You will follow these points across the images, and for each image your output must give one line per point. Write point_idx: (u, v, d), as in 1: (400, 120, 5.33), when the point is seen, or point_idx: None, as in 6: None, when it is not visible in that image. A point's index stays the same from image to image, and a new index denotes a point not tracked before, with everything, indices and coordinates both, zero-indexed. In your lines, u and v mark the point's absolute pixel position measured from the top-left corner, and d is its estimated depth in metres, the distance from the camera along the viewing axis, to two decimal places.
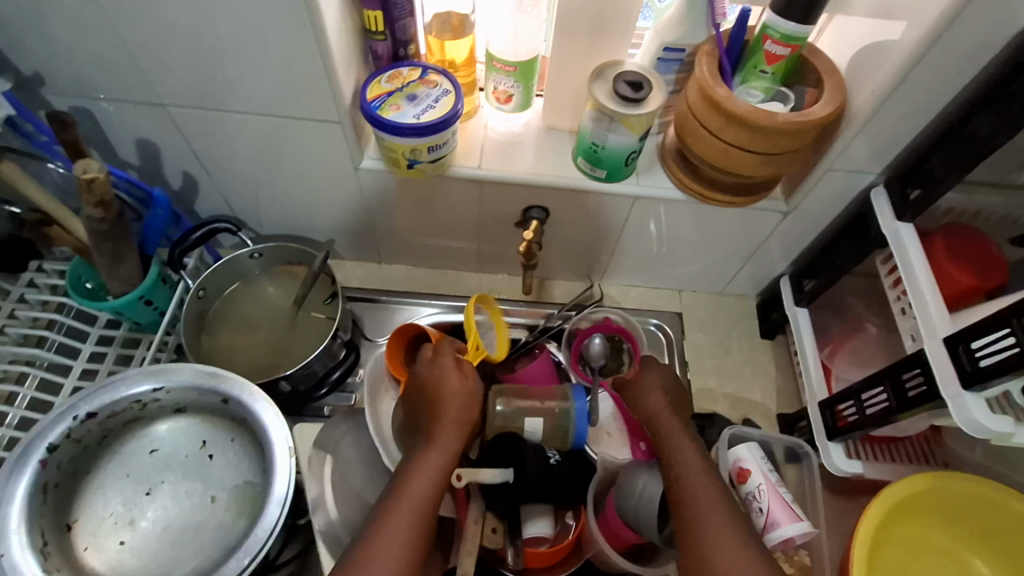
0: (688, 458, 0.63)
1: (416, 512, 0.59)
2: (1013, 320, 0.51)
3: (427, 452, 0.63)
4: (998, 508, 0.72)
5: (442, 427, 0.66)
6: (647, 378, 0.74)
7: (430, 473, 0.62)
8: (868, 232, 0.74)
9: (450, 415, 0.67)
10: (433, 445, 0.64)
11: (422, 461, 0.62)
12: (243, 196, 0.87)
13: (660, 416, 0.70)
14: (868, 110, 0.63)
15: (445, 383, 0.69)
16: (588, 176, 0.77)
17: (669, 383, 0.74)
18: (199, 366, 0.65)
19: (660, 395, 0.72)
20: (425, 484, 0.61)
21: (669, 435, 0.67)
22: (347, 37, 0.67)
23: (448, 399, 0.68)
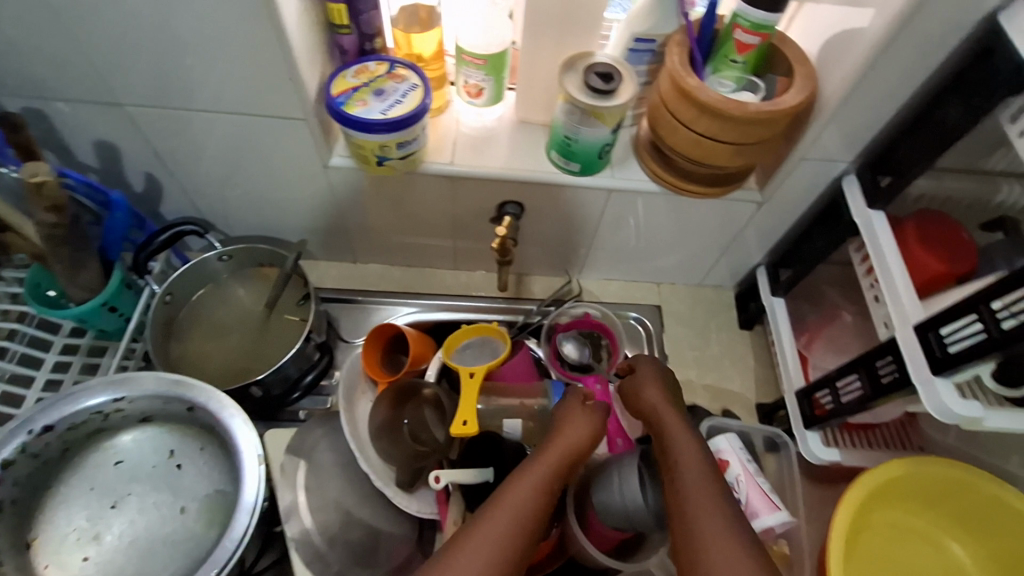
0: (688, 450, 0.59)
1: (511, 517, 0.54)
2: (980, 305, 0.51)
3: (532, 466, 0.61)
4: (973, 490, 0.73)
5: (553, 455, 0.62)
6: (640, 376, 0.71)
7: (530, 487, 0.58)
8: (841, 221, 0.74)
9: (568, 440, 0.64)
10: (541, 461, 0.62)
11: (522, 476, 0.59)
12: (210, 198, 0.84)
13: (659, 411, 0.66)
14: (838, 98, 0.63)
15: (568, 419, 0.67)
16: (562, 169, 0.76)
17: (664, 379, 0.71)
18: (163, 374, 0.63)
19: (658, 390, 0.69)
20: (524, 492, 0.57)
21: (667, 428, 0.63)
22: (309, 31, 0.65)
23: (567, 432, 0.66)
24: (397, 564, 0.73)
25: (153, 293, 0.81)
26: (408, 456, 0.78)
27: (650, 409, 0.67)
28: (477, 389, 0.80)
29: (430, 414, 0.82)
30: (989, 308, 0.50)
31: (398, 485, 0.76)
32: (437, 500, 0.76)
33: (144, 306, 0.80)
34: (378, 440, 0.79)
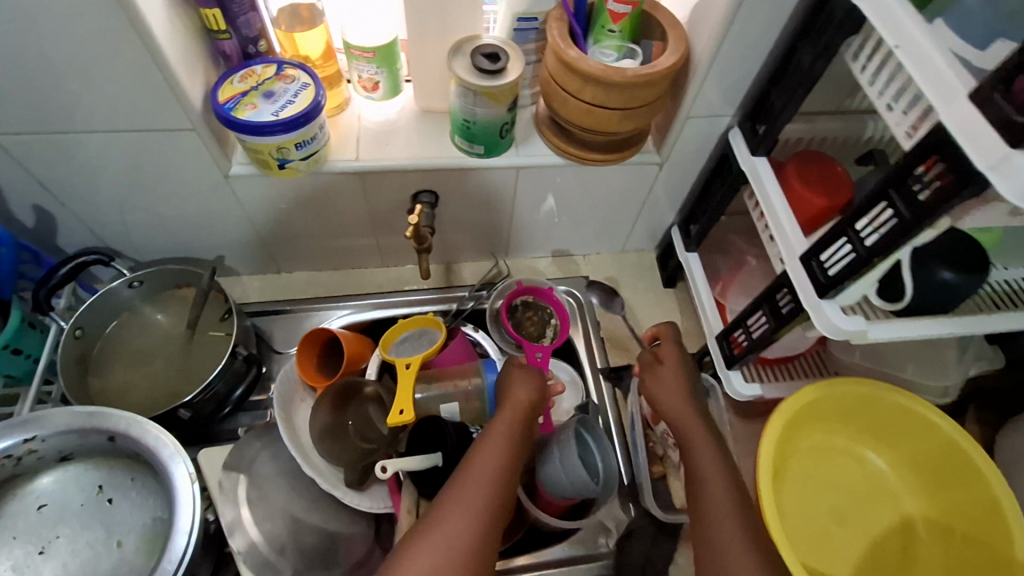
0: (710, 461, 0.63)
1: (484, 493, 0.58)
2: (847, 227, 0.56)
3: (496, 427, 0.65)
4: (880, 402, 0.80)
5: (512, 418, 0.66)
6: (664, 368, 0.73)
7: (496, 453, 0.61)
8: (732, 172, 0.79)
9: (522, 402, 0.68)
10: (501, 423, 0.65)
11: (487, 440, 0.63)
12: (109, 224, 0.81)
13: (678, 413, 0.68)
14: (709, 55, 0.67)
15: (517, 380, 0.71)
16: (467, 153, 0.78)
17: (686, 378, 0.72)
18: (75, 408, 0.61)
19: (682, 393, 0.70)
20: (492, 463, 0.60)
21: (692, 438, 0.66)
22: (184, 40, 0.63)
23: (516, 393, 0.69)
24: (354, 561, 0.73)
25: (61, 330, 0.78)
26: (355, 456, 0.79)
27: (671, 412, 0.69)
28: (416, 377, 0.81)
29: (374, 411, 0.83)
30: (853, 229, 0.56)
31: (347, 485, 0.76)
32: (390, 491, 0.78)
33: (53, 344, 0.77)
34: (323, 444, 0.78)
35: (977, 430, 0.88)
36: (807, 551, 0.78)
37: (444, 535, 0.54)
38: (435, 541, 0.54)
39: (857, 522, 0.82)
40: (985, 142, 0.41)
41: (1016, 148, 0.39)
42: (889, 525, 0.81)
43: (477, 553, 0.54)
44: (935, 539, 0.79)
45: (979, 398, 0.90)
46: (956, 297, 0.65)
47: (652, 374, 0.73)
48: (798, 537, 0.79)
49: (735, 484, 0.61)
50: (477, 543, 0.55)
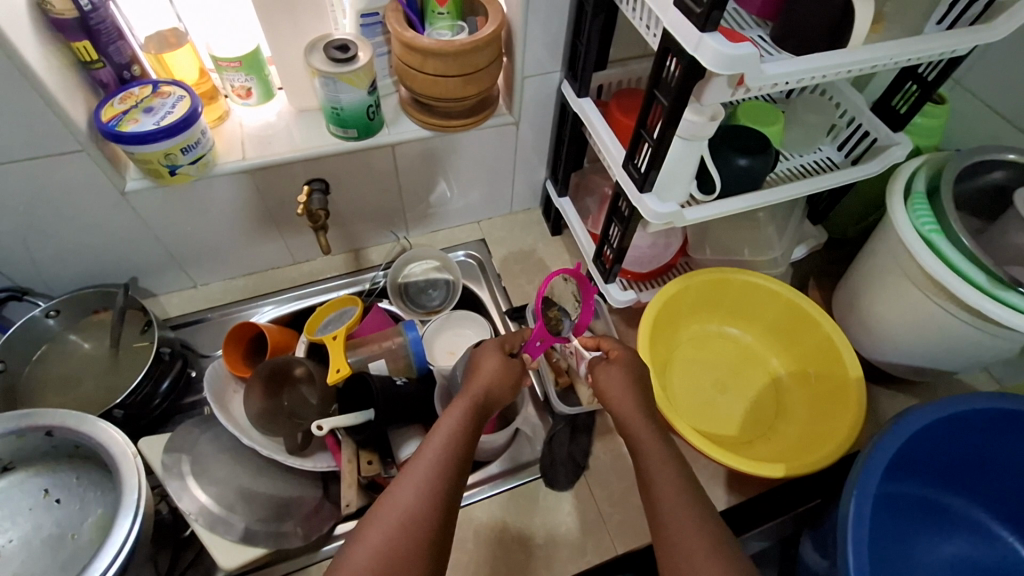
0: (661, 463, 0.61)
1: (436, 462, 0.60)
2: (641, 131, 0.72)
3: (455, 405, 0.68)
4: (731, 284, 0.96)
5: (471, 393, 0.69)
6: (613, 369, 0.72)
7: (450, 426, 0.64)
8: (570, 117, 0.94)
9: (485, 381, 0.71)
10: (461, 400, 0.68)
11: (444, 418, 0.65)
12: (16, 260, 0.85)
13: (628, 412, 0.68)
14: (521, 18, 0.81)
15: (483, 360, 0.74)
16: (344, 139, 0.88)
17: (633, 373, 0.72)
18: (8, 412, 0.66)
19: (630, 388, 0.70)
20: (446, 435, 0.63)
21: (644, 443, 0.64)
22: (61, 71, 0.71)
23: (483, 372, 0.72)
24: (308, 511, 0.80)
25: None
26: (290, 428, 0.86)
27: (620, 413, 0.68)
28: (343, 347, 0.90)
29: (306, 389, 0.90)
30: (645, 130, 0.71)
31: (290, 450, 0.83)
32: (332, 451, 0.85)
33: None
34: (259, 422, 0.85)
35: (819, 296, 1.06)
36: (698, 418, 0.93)
37: (393, 509, 0.56)
38: (386, 517, 0.56)
39: (738, 387, 0.97)
40: (687, 33, 0.56)
41: (704, 31, 0.55)
42: (763, 384, 0.97)
43: (425, 521, 0.56)
44: (798, 384, 0.95)
45: (816, 271, 1.09)
46: (752, 177, 0.82)
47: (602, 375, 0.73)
48: (694, 410, 0.94)
49: (685, 481, 0.60)
50: (428, 512, 0.56)
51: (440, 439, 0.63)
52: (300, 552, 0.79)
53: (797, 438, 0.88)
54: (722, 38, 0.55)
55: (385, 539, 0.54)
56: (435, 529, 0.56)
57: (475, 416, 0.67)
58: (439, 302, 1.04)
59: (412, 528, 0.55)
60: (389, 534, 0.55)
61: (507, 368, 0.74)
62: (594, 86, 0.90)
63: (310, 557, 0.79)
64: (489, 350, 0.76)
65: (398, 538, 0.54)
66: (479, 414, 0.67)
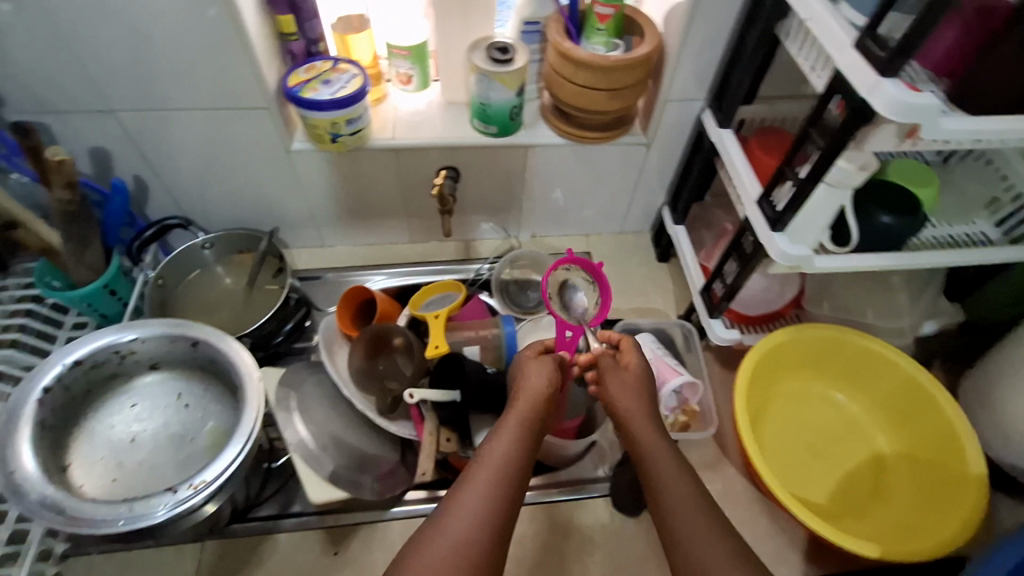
0: (672, 478, 0.60)
1: (488, 485, 0.59)
2: (786, 167, 0.70)
3: (503, 427, 0.66)
4: (848, 347, 0.91)
5: (523, 410, 0.67)
6: (610, 380, 0.71)
7: (499, 454, 0.62)
8: (705, 146, 0.94)
9: (535, 396, 0.69)
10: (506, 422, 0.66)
11: (495, 440, 0.64)
12: (190, 194, 0.98)
13: (640, 428, 0.66)
14: (678, 45, 0.83)
15: (532, 372, 0.72)
16: (484, 134, 0.94)
17: (645, 380, 0.71)
18: (169, 318, 0.75)
19: (632, 398, 0.68)
20: (500, 459, 0.61)
21: (653, 455, 0.63)
22: (265, 39, 0.82)
23: (530, 383, 0.71)
24: (384, 471, 0.85)
25: (146, 280, 0.93)
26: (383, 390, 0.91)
27: (628, 432, 0.66)
28: (444, 326, 0.96)
29: (400, 358, 0.94)
30: (791, 167, 0.69)
31: (379, 411, 0.89)
32: (414, 422, 0.89)
33: (139, 292, 0.92)
34: (355, 378, 0.91)
35: (942, 378, 0.98)
36: (789, 481, 0.88)
37: (450, 534, 0.55)
38: (439, 540, 0.55)
39: (837, 456, 0.91)
40: (864, 76, 0.55)
41: (884, 76, 0.53)
42: (862, 459, 0.90)
43: (476, 545, 0.54)
44: (904, 467, 0.88)
45: (943, 352, 1.00)
46: (892, 237, 0.78)
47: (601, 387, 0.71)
48: (785, 470, 0.89)
49: (700, 501, 0.58)
50: (478, 537, 0.55)
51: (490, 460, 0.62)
52: (372, 507, 0.84)
53: (896, 524, 0.82)
54: (903, 86, 0.53)
55: (438, 564, 0.53)
56: (484, 554, 0.55)
57: (524, 433, 0.65)
58: (536, 304, 1.06)
59: (461, 553, 0.54)
60: (442, 561, 0.53)
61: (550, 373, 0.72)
62: (736, 119, 0.89)
63: (379, 514, 0.84)
64: (531, 358, 0.74)
65: (452, 563, 0.53)
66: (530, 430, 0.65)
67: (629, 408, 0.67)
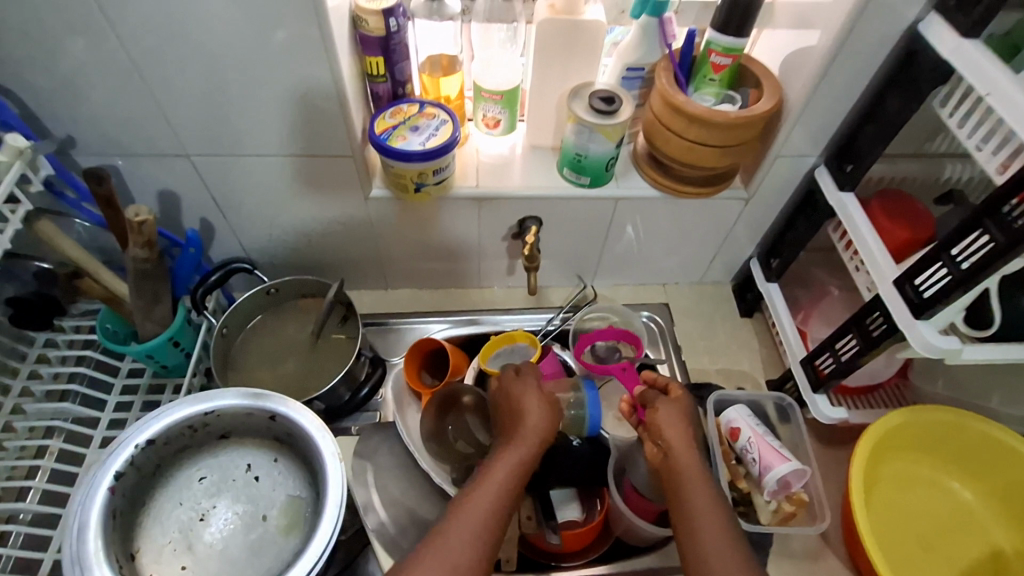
0: (703, 506, 0.63)
1: (487, 513, 0.59)
2: (942, 253, 0.63)
3: (509, 451, 0.66)
4: (970, 435, 0.83)
5: (524, 440, 0.67)
6: (664, 408, 0.74)
7: (502, 476, 0.63)
8: (817, 207, 0.87)
9: (532, 428, 0.69)
10: (513, 447, 0.66)
11: (494, 466, 0.64)
12: (255, 236, 0.92)
13: (680, 454, 0.68)
14: (802, 101, 0.75)
15: (528, 403, 0.72)
16: (574, 184, 0.87)
17: (687, 413, 0.74)
18: (244, 387, 0.69)
19: (679, 429, 0.71)
20: (500, 487, 0.62)
21: (688, 483, 0.65)
22: (354, 82, 0.75)
23: (529, 417, 0.70)
24: None
25: (209, 329, 0.87)
26: (457, 457, 0.83)
27: (669, 458, 0.69)
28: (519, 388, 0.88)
29: (472, 419, 0.86)
30: (948, 254, 0.62)
31: (453, 483, 0.81)
32: None
33: (203, 342, 0.87)
34: (428, 443, 0.85)
35: None
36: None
37: (447, 561, 0.55)
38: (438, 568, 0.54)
39: (955, 553, 0.83)
40: None
41: None
42: (980, 554, 0.82)
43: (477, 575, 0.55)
44: None
45: None
46: None
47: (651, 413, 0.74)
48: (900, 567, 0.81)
49: (726, 530, 0.61)
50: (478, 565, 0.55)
51: (489, 488, 0.62)
52: None
53: None
54: None
55: None
56: None
57: (526, 463, 0.65)
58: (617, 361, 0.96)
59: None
60: None
61: (544, 400, 0.73)
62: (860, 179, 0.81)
63: None
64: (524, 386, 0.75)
65: None
66: (530, 457, 0.66)
67: (675, 437, 0.70)
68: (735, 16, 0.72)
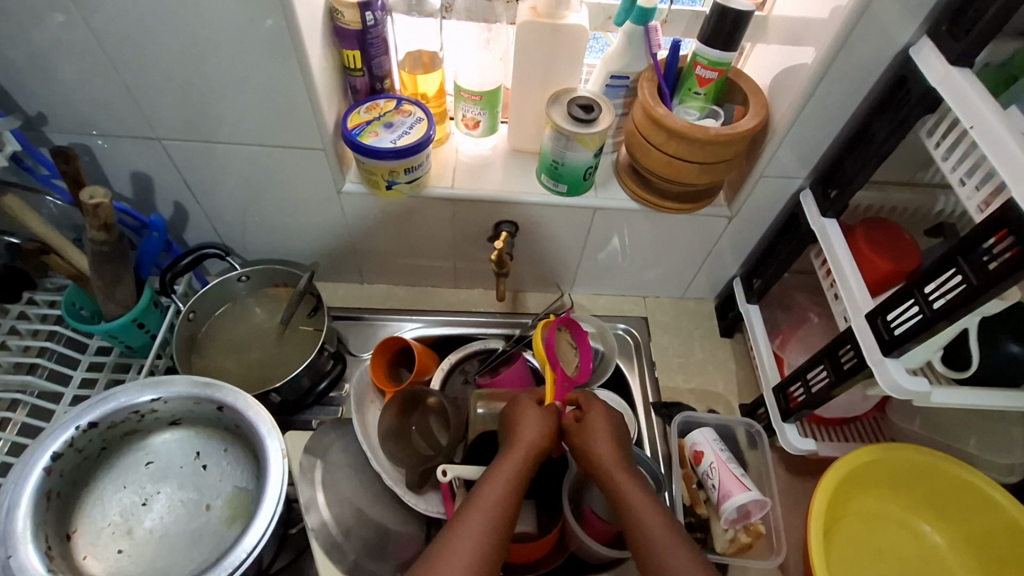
0: (649, 516, 0.62)
1: (483, 525, 0.60)
2: (914, 290, 0.60)
3: (502, 468, 0.67)
4: (943, 475, 0.80)
5: (520, 452, 0.68)
6: (590, 425, 0.72)
7: (497, 492, 0.64)
8: (801, 230, 0.84)
9: (529, 439, 0.70)
10: (505, 463, 0.67)
11: (489, 479, 0.65)
12: (230, 223, 0.92)
13: (612, 471, 0.67)
14: (787, 122, 0.72)
15: (523, 416, 0.73)
16: (551, 191, 0.85)
17: (612, 426, 0.72)
18: (196, 376, 0.69)
19: (609, 446, 0.69)
20: (496, 498, 0.63)
21: (630, 497, 0.64)
22: (329, 74, 0.74)
23: (524, 429, 0.71)
24: (406, 556, 0.78)
25: (177, 312, 0.87)
26: (416, 459, 0.84)
27: (607, 476, 0.67)
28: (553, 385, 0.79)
29: (434, 420, 0.88)
30: (921, 291, 0.59)
31: (408, 486, 0.81)
32: (442, 498, 0.79)
33: (169, 324, 0.86)
34: (385, 441, 0.84)
35: None
36: None
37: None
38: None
39: None
40: None
41: None
42: None
43: None
44: None
45: None
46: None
47: (576, 432, 0.72)
48: None
49: (677, 543, 0.59)
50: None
51: (484, 503, 0.63)
52: None
53: None
54: None
55: None
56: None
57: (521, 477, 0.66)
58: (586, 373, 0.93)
59: None
60: None
61: (542, 410, 0.74)
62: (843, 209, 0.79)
63: None
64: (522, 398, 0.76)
65: None
66: (525, 471, 0.67)
67: (605, 455, 0.68)
68: (722, 30, 0.70)
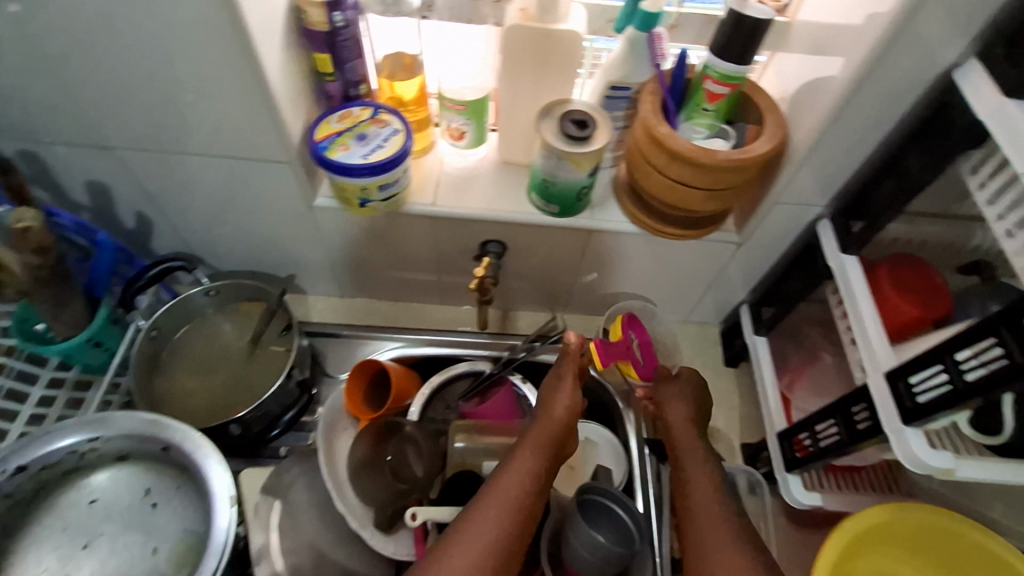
0: (703, 483, 0.64)
1: (512, 495, 0.57)
2: (945, 355, 0.51)
3: (521, 454, 0.61)
4: (964, 543, 0.72)
5: (546, 435, 0.64)
6: (678, 386, 0.77)
7: (520, 475, 0.59)
8: (817, 263, 0.75)
9: (559, 415, 0.66)
10: (529, 442, 0.63)
11: (516, 457, 0.61)
12: (198, 233, 0.86)
13: (677, 432, 0.72)
14: (806, 147, 0.64)
15: (555, 394, 0.69)
16: (542, 211, 0.77)
17: (693, 395, 0.76)
18: (138, 413, 0.64)
19: (683, 408, 0.74)
20: (523, 476, 0.59)
21: (688, 459, 0.68)
22: (294, 79, 0.67)
23: (552, 405, 0.68)
24: None
25: (138, 329, 0.81)
26: (390, 495, 0.78)
27: (675, 435, 0.71)
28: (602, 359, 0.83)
29: (411, 450, 0.81)
30: (953, 359, 0.51)
31: (375, 527, 0.75)
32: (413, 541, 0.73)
33: (129, 341, 0.80)
34: (357, 477, 0.78)
35: None
36: None
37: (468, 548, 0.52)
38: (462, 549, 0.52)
39: None
40: None
41: None
42: None
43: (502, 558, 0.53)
44: None
45: None
46: None
47: (666, 389, 0.77)
48: None
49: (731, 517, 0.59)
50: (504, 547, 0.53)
51: (511, 477, 0.58)
52: None
53: None
54: None
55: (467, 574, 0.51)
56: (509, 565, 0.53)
57: (547, 455, 0.62)
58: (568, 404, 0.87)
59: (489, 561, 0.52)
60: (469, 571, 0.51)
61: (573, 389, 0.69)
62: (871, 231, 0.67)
63: None
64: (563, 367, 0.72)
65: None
66: (549, 454, 0.62)
67: (679, 417, 0.73)
68: (738, 40, 0.60)
